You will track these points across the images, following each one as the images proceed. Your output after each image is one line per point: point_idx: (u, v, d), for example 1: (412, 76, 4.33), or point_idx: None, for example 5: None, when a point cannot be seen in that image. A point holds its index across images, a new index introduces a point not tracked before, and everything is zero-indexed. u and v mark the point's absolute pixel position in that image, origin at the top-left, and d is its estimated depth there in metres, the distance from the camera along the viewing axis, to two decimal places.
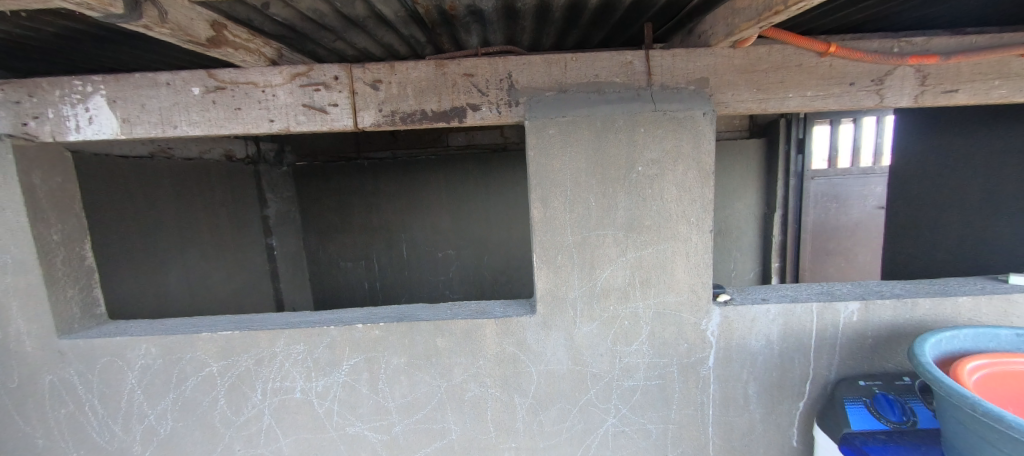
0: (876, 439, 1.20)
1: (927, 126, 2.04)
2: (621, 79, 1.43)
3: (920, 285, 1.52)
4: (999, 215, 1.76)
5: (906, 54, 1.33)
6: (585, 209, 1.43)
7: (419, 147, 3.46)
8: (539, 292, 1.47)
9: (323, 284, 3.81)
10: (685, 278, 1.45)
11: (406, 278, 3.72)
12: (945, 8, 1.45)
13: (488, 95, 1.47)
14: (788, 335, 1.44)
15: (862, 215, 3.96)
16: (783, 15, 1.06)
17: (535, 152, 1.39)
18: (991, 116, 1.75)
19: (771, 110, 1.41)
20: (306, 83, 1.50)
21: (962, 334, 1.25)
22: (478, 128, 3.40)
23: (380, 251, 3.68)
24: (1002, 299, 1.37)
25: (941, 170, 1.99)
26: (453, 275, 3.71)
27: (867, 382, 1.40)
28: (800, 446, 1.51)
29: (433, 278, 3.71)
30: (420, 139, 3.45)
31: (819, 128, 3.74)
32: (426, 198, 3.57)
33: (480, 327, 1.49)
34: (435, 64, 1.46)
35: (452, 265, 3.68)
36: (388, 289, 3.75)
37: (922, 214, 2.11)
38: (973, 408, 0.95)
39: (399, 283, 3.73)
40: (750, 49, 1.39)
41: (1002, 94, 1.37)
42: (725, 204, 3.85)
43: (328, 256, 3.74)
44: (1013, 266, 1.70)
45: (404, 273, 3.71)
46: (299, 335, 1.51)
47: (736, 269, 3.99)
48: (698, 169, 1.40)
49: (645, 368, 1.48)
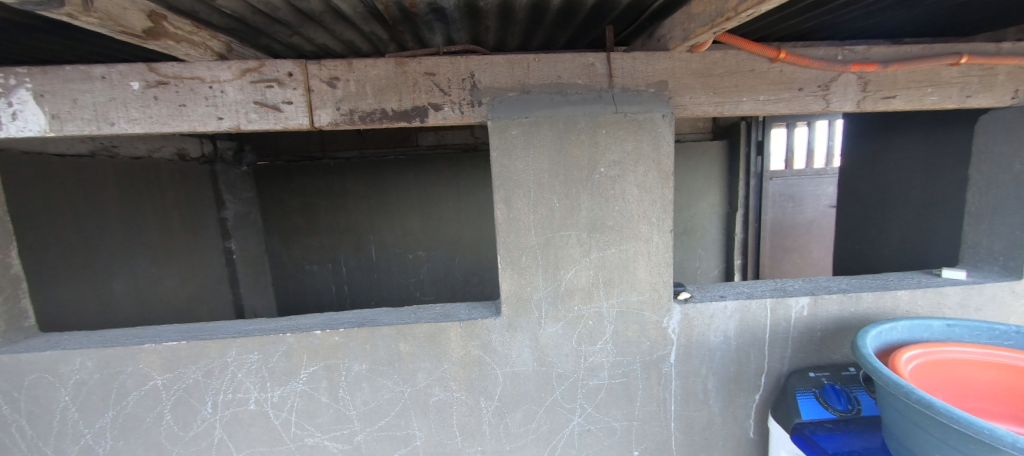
0: (823, 428, 1.28)
1: (871, 129, 2.16)
2: (583, 81, 1.44)
3: (863, 279, 1.60)
4: (928, 214, 1.87)
5: (849, 62, 1.39)
6: (548, 210, 1.43)
7: (387, 146, 3.42)
8: (504, 294, 1.46)
9: (287, 288, 3.66)
10: (647, 277, 1.47)
11: (376, 281, 3.63)
12: (883, 19, 1.54)
13: (450, 95, 1.45)
14: (744, 330, 1.49)
15: (815, 213, 4.19)
16: (734, 21, 1.15)
17: (497, 152, 1.39)
18: (918, 121, 1.87)
19: (726, 113, 1.46)
20: (257, 79, 1.43)
21: (899, 326, 1.33)
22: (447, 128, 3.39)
23: (348, 253, 3.57)
24: (935, 292, 1.45)
25: (882, 171, 2.12)
26: (424, 277, 3.65)
27: (816, 373, 1.48)
28: (756, 437, 1.57)
29: (404, 280, 3.64)
30: (389, 139, 3.42)
31: (777, 130, 3.89)
32: (395, 199, 3.50)
33: (444, 331, 1.46)
34: (395, 62, 1.43)
35: (423, 267, 3.63)
36: (357, 292, 3.65)
37: (868, 212, 2.23)
38: (907, 396, 1.02)
39: (369, 285, 3.64)
40: (706, 54, 1.43)
41: (934, 101, 1.44)
42: (691, 203, 3.96)
43: (292, 259, 3.59)
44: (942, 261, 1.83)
45: (373, 276, 3.62)
46: (252, 344, 1.44)
47: (701, 267, 4.12)
48: (658, 170, 1.43)
49: (610, 366, 1.50)
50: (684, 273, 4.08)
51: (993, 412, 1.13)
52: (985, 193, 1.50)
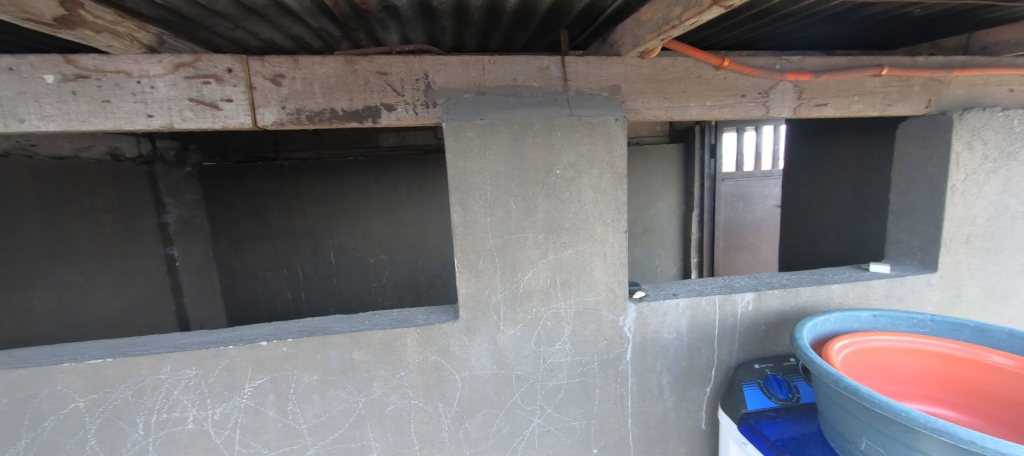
0: (766, 416, 1.36)
1: (808, 134, 2.32)
2: (538, 84, 1.45)
3: (803, 275, 1.69)
4: (859, 213, 2.02)
5: (786, 70, 1.48)
6: (505, 212, 1.43)
7: (347, 146, 3.35)
8: (462, 297, 1.44)
9: (239, 297, 3.44)
10: (603, 278, 1.50)
11: (336, 286, 3.51)
12: (814, 31, 1.65)
13: (403, 95, 1.41)
14: (694, 326, 1.55)
15: (763, 213, 4.46)
16: (679, 29, 1.22)
17: (453, 154, 1.37)
18: (849, 127, 2.01)
19: (675, 118, 1.51)
20: (192, 75, 1.34)
21: (831, 318, 1.41)
22: (410, 128, 3.36)
23: (305, 258, 3.42)
24: (864, 285, 1.56)
25: (817, 173, 2.27)
26: (386, 281, 3.56)
27: (761, 365, 1.56)
28: (708, 428, 1.64)
29: (365, 285, 3.54)
30: (348, 139, 3.35)
31: (728, 134, 4.11)
32: (354, 202, 3.38)
33: (400, 337, 1.42)
34: (345, 60, 1.38)
35: (386, 271, 3.54)
36: (315, 298, 3.51)
37: (806, 212, 2.39)
38: (837, 384, 1.10)
39: (328, 291, 3.51)
40: (656, 60, 1.48)
41: (861, 108, 1.56)
42: (651, 204, 4.08)
43: (244, 265, 3.39)
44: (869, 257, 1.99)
45: (333, 281, 3.50)
46: (189, 358, 1.34)
47: (661, 265, 4.25)
48: (612, 172, 1.46)
49: (568, 366, 1.51)
50: (645, 272, 4.20)
51: (910, 394, 1.27)
52: (906, 193, 1.64)
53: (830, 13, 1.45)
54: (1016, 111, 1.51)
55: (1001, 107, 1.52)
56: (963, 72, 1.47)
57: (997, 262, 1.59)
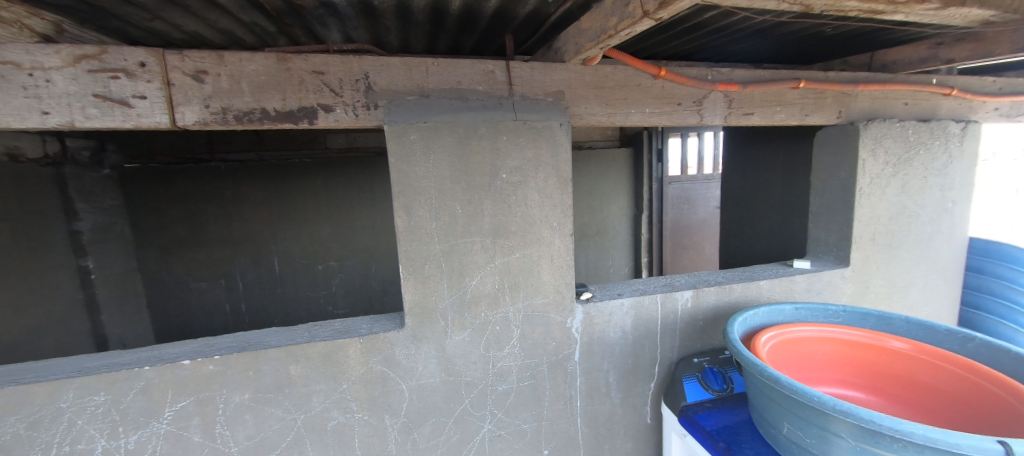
0: (704, 408, 1.45)
1: (740, 141, 2.49)
2: (483, 87, 1.44)
3: (736, 272, 1.81)
4: (785, 214, 2.19)
5: (716, 81, 1.57)
6: (451, 217, 1.41)
7: (292, 147, 3.26)
8: (407, 305, 1.40)
9: (167, 311, 3.08)
10: (551, 280, 1.52)
11: (281, 296, 3.35)
12: (742, 45, 1.77)
13: (342, 95, 1.36)
14: (638, 324, 1.61)
15: (706, 214, 4.76)
16: (615, 39, 1.28)
17: (395, 158, 1.33)
18: (775, 134, 2.19)
19: (617, 124, 1.56)
20: (98, 68, 1.21)
21: (759, 312, 1.51)
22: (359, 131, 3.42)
23: (245, 266, 3.21)
24: (788, 280, 1.69)
25: (748, 177, 2.45)
26: (336, 289, 3.47)
27: (699, 359, 1.65)
28: (652, 421, 1.71)
29: (313, 294, 3.42)
30: (292, 140, 3.27)
31: (673, 140, 4.34)
32: (300, 206, 3.26)
33: (341, 348, 1.36)
34: (277, 57, 1.30)
35: (335, 278, 3.45)
36: (257, 310, 3.30)
37: (738, 213, 2.56)
38: (764, 376, 1.18)
39: (273, 302, 3.33)
40: (598, 67, 1.52)
41: (783, 118, 1.68)
42: (604, 207, 4.20)
43: (173, 275, 3.04)
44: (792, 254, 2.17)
45: (278, 290, 3.33)
46: (96, 383, 1.19)
47: (614, 265, 4.39)
48: (557, 176, 1.49)
49: (517, 370, 1.52)
50: (599, 272, 4.32)
51: (825, 379, 1.38)
52: (822, 196, 1.80)
53: (755, 28, 1.56)
54: (910, 122, 1.70)
55: (898, 119, 1.71)
56: (867, 87, 1.64)
57: (898, 256, 1.78)
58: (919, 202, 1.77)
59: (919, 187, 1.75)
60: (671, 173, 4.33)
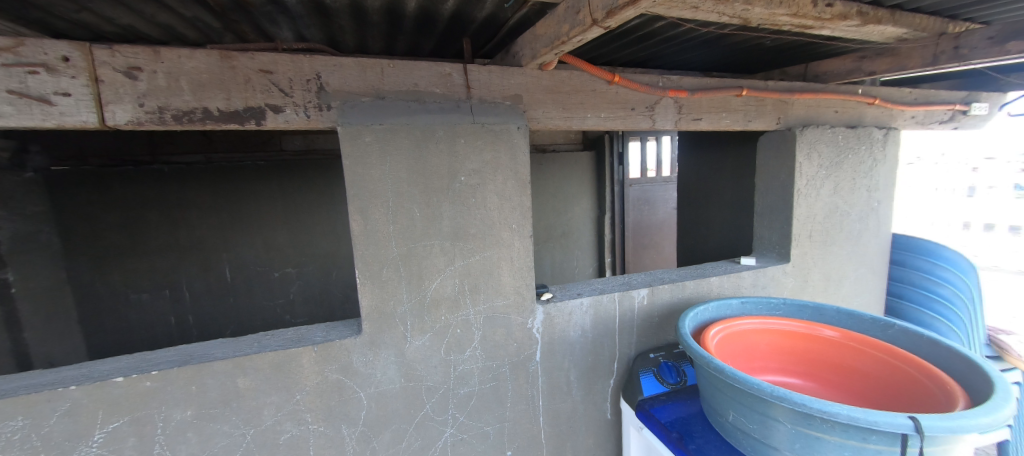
0: (659, 401, 1.51)
1: (691, 145, 2.63)
2: (440, 90, 1.44)
3: (689, 269, 1.90)
4: (734, 214, 2.33)
5: (667, 88, 1.65)
6: (409, 220, 1.40)
7: (242, 150, 3.10)
8: (365, 310, 1.37)
9: (102, 327, 2.73)
10: (511, 282, 1.53)
11: (232, 306, 3.17)
12: (691, 54, 1.87)
13: (292, 96, 1.32)
14: (597, 323, 1.65)
15: (664, 215, 4.97)
16: (569, 45, 1.32)
17: (349, 160, 1.30)
18: (723, 139, 2.32)
19: (574, 127, 1.60)
20: (11, 61, 1.10)
21: (709, 307, 1.59)
22: (317, 132, 3.36)
23: (192, 275, 3.02)
24: (735, 276, 1.79)
25: (700, 180, 2.58)
26: (294, 296, 3.38)
27: (655, 354, 1.71)
28: (612, 417, 1.76)
29: (268, 302, 3.29)
30: (245, 143, 3.12)
31: (633, 143, 4.50)
32: (252, 212, 3.14)
33: (294, 358, 1.31)
34: (220, 54, 1.24)
35: (293, 285, 3.36)
36: (207, 322, 3.12)
37: (691, 214, 2.70)
38: (713, 368, 1.24)
39: (224, 313, 3.15)
40: (554, 72, 1.56)
41: (728, 123, 1.78)
42: (568, 209, 4.29)
43: (109, 287, 2.74)
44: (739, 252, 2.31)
45: (229, 300, 3.16)
46: (9, 409, 1.07)
47: (579, 266, 4.49)
48: (516, 179, 1.51)
49: (479, 372, 1.52)
50: (565, 273, 4.40)
51: (769, 368, 1.48)
52: (765, 196, 1.92)
53: (702, 39, 1.65)
54: (840, 129, 1.86)
55: (830, 125, 1.85)
56: (802, 95, 1.77)
57: (832, 252, 1.93)
58: (850, 201, 1.92)
59: (849, 188, 1.91)
60: (632, 176, 4.48)
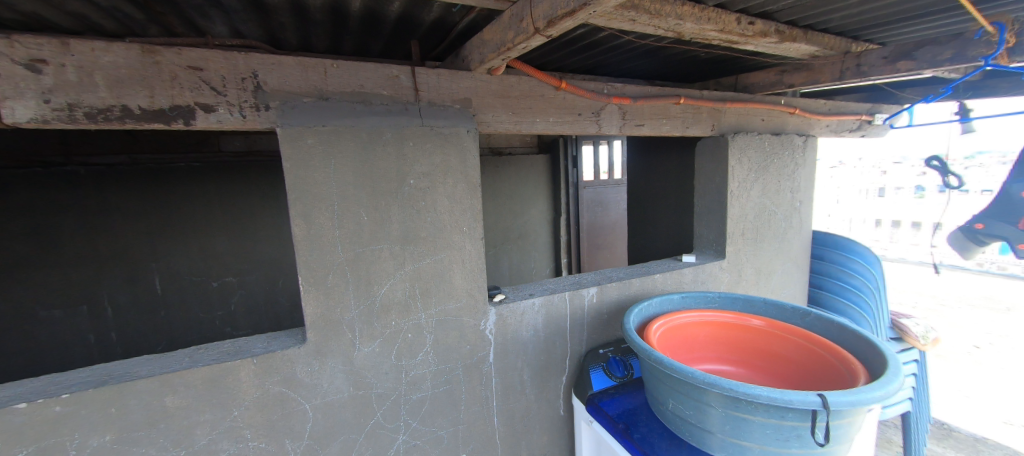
0: (608, 394, 1.58)
1: (638, 149, 2.76)
2: (388, 92, 1.41)
3: (636, 267, 1.99)
4: (678, 214, 2.48)
5: (611, 95, 1.73)
6: (356, 224, 1.37)
7: (174, 149, 2.84)
8: (309, 319, 1.32)
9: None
10: (463, 284, 1.54)
11: (163, 320, 2.93)
12: (635, 63, 1.98)
13: (225, 95, 1.24)
14: (549, 322, 1.69)
15: (616, 216, 5.19)
16: (514, 51, 1.35)
17: (290, 163, 1.25)
18: (667, 144, 2.47)
19: (523, 131, 1.64)
20: None
21: (653, 302, 1.68)
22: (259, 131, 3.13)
23: (115, 287, 2.75)
24: (677, 273, 1.90)
25: (647, 182, 2.72)
26: (236, 307, 3.17)
27: (605, 350, 1.79)
28: (564, 413, 1.81)
29: (207, 315, 3.07)
30: (177, 142, 2.85)
31: (586, 147, 4.67)
32: (187, 217, 2.92)
33: (231, 372, 1.24)
34: (140, 48, 1.14)
35: (235, 296, 3.16)
36: (134, 339, 2.85)
37: (638, 214, 2.84)
38: (653, 360, 1.32)
39: (154, 327, 2.91)
40: (503, 77, 1.59)
41: (669, 129, 1.90)
42: (525, 211, 4.36)
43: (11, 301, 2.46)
44: (681, 250, 2.47)
45: (161, 314, 2.91)
46: None
47: (536, 267, 4.57)
48: (466, 182, 1.52)
49: (432, 376, 1.51)
50: (522, 274, 4.46)
51: (706, 357, 1.59)
52: (703, 198, 2.06)
53: (643, 49, 1.74)
54: (766, 136, 2.03)
55: (757, 132, 2.02)
56: (733, 104, 1.92)
57: (762, 248, 2.10)
58: (776, 202, 2.11)
59: (775, 189, 2.10)
60: (586, 178, 4.63)
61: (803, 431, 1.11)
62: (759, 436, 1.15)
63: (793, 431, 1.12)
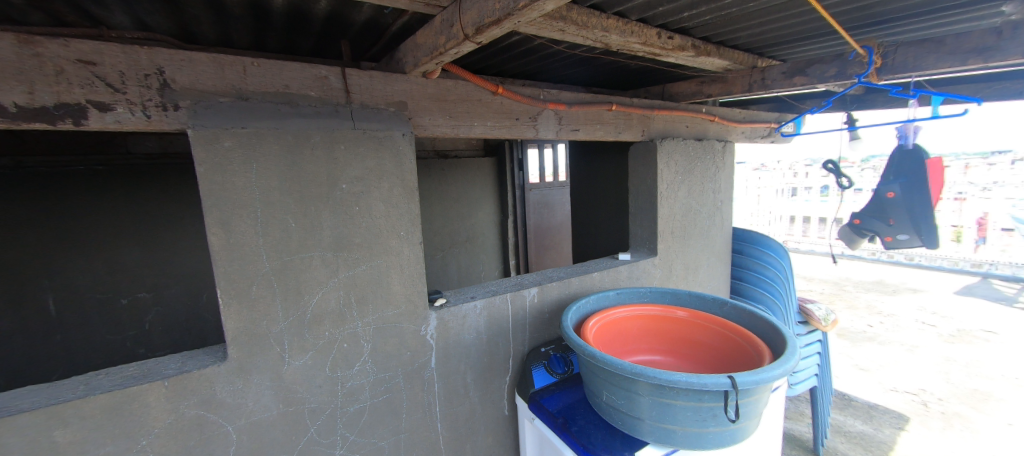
0: (549, 391, 1.64)
1: (578, 152, 2.88)
2: (317, 93, 1.35)
3: (576, 267, 2.07)
4: (616, 215, 2.63)
5: (547, 101, 1.79)
6: (283, 231, 1.30)
7: (71, 150, 2.52)
8: (229, 334, 1.23)
9: None
10: (402, 289, 1.52)
11: (60, 344, 2.57)
12: (571, 71, 2.06)
13: (125, 92, 1.09)
14: (491, 323, 1.72)
15: (562, 217, 5.36)
16: (447, 56, 1.35)
17: (204, 168, 1.16)
18: (604, 148, 2.60)
19: (461, 135, 1.66)
20: None
21: (589, 300, 1.76)
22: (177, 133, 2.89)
23: None
24: (613, 271, 2.01)
25: (587, 184, 2.85)
26: (152, 325, 2.88)
27: (546, 348, 1.84)
28: (509, 412, 1.84)
29: (116, 336, 2.75)
30: (74, 142, 2.53)
31: (531, 150, 4.78)
32: (91, 227, 2.61)
33: (138, 398, 1.12)
34: (13, 36, 0.97)
35: (150, 312, 2.87)
36: (20, 368, 2.46)
37: (580, 215, 2.96)
38: (587, 355, 1.38)
39: (47, 353, 2.54)
40: (439, 81, 1.59)
41: (603, 134, 2.00)
42: (472, 213, 4.36)
43: None
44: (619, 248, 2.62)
45: (56, 339, 2.54)
46: None
47: (484, 269, 4.59)
48: (402, 186, 1.51)
49: (370, 386, 1.47)
50: (470, 277, 4.46)
51: (639, 349, 1.70)
52: (636, 199, 2.19)
53: (576, 57, 1.82)
54: (690, 141, 2.21)
55: (682, 138, 2.20)
56: (660, 111, 2.06)
57: (689, 245, 2.28)
58: (701, 202, 2.30)
59: (699, 190, 2.28)
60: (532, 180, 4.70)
61: (718, 411, 1.22)
62: (682, 419, 1.24)
63: (710, 412, 1.22)
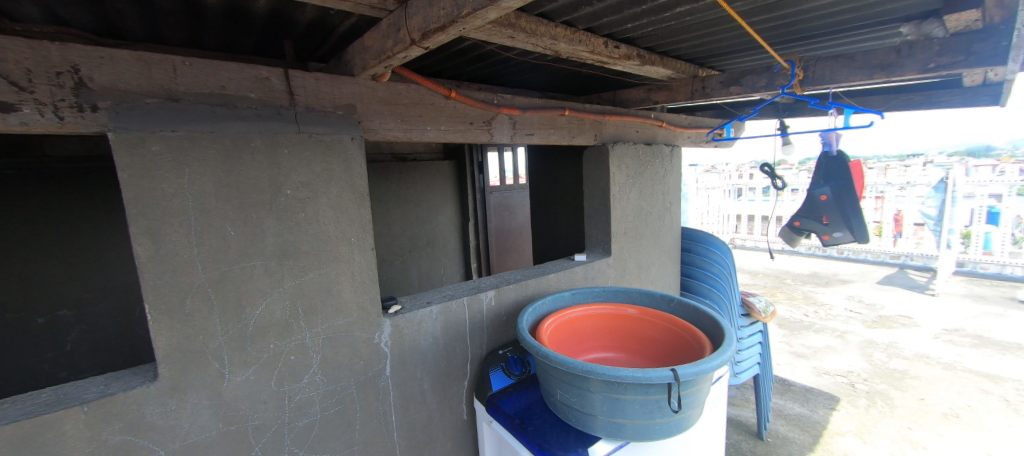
0: (507, 393, 1.66)
1: (536, 156, 2.93)
2: (257, 95, 1.29)
3: (533, 268, 2.11)
4: (573, 217, 2.71)
5: (500, 106, 1.82)
6: (220, 241, 1.23)
7: None
8: (160, 353, 1.14)
9: None
10: (353, 297, 1.48)
11: None
12: (525, 76, 2.10)
13: (31, 90, 0.98)
14: (448, 328, 1.71)
15: (523, 219, 5.42)
16: (395, 59, 1.35)
17: (127, 173, 1.06)
18: (561, 151, 2.67)
19: (414, 139, 1.65)
20: None
21: (545, 302, 1.80)
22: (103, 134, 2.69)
23: None
24: (568, 271, 2.07)
25: (545, 187, 2.91)
26: (75, 346, 2.62)
27: (504, 350, 1.86)
28: (467, 416, 1.84)
29: (32, 359, 2.47)
30: None
31: (491, 153, 4.80)
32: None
33: (50, 429, 1.00)
34: None
35: (73, 332, 2.60)
36: None
37: (538, 217, 3.01)
38: (541, 356, 1.40)
39: None
40: (389, 84, 1.57)
41: (557, 139, 2.06)
42: (432, 217, 4.32)
43: None
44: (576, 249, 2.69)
45: None
46: None
47: (445, 273, 4.55)
48: (352, 192, 1.47)
49: (320, 399, 1.43)
50: (430, 282, 4.41)
51: (593, 347, 1.76)
52: (591, 201, 2.26)
53: (529, 63, 1.86)
54: (640, 145, 2.32)
55: (633, 142, 2.30)
56: (610, 117, 2.15)
57: (640, 244, 2.39)
58: (651, 203, 2.42)
59: (650, 192, 2.39)
60: (493, 183, 4.72)
61: (663, 402, 1.29)
62: (631, 413, 1.30)
63: (655, 404, 1.29)
